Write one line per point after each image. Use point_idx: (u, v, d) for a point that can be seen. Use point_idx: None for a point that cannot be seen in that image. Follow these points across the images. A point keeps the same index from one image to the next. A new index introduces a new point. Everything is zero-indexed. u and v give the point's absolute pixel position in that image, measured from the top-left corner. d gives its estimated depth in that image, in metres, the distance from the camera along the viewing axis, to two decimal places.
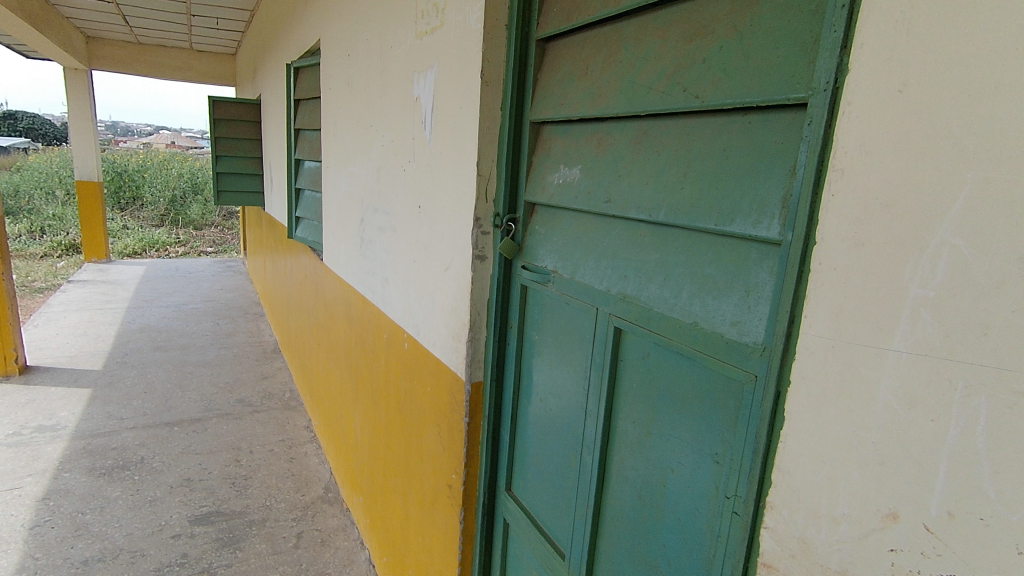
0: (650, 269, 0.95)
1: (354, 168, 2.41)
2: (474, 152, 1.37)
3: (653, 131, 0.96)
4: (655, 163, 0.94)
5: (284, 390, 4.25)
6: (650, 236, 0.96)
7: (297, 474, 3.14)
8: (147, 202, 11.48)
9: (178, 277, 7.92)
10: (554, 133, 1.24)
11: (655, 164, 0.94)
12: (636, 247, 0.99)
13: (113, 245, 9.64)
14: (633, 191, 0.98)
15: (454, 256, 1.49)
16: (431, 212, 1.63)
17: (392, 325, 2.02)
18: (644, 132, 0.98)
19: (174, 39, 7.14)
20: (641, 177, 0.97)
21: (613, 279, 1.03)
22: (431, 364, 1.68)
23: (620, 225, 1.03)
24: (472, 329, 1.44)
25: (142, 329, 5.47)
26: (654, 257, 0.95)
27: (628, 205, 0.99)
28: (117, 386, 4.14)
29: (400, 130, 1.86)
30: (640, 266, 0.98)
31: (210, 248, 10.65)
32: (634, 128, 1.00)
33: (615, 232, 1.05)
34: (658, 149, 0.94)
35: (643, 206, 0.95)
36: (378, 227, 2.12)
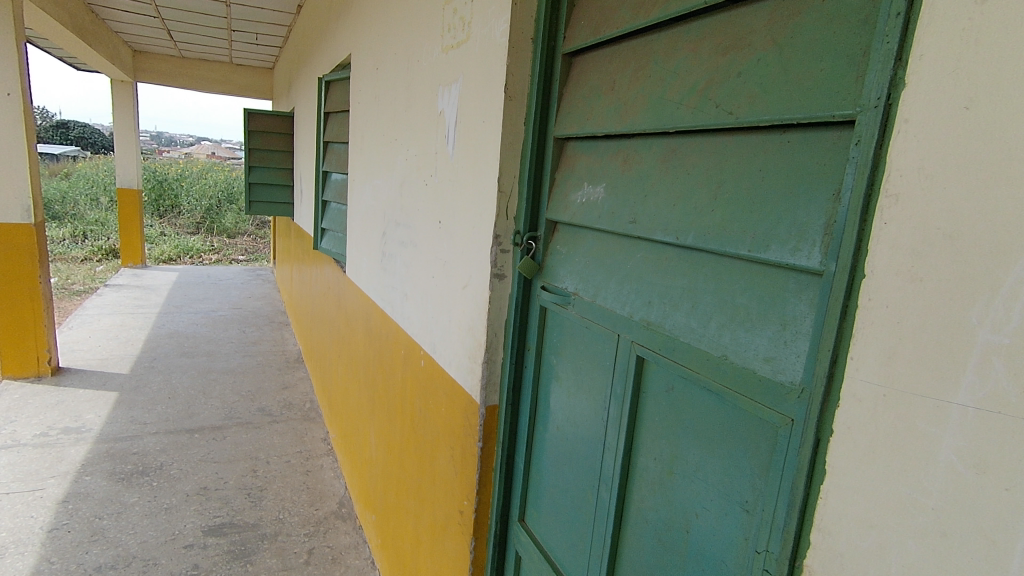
0: (677, 294, 0.89)
1: (378, 181, 2.40)
2: (495, 169, 1.33)
3: (680, 150, 0.91)
4: (682, 185, 0.89)
5: (305, 401, 4.25)
6: (676, 260, 0.90)
7: (312, 487, 3.11)
8: (184, 210, 11.84)
9: (209, 283, 8.10)
10: (578, 149, 1.19)
11: (682, 185, 0.89)
12: (661, 272, 0.93)
13: (150, 252, 9.94)
14: (659, 212, 0.93)
15: (472, 273, 1.45)
16: (451, 228, 1.59)
17: (409, 341, 1.99)
18: (673, 151, 0.92)
19: (216, 54, 7.36)
20: (668, 197, 0.91)
21: (635, 303, 0.98)
22: (446, 384, 1.64)
23: (644, 246, 0.98)
24: (489, 351, 1.38)
25: (171, 334, 5.58)
26: (680, 280, 0.89)
27: (655, 227, 0.93)
28: (143, 391, 4.20)
29: (424, 144, 1.84)
30: (664, 291, 0.92)
31: (242, 256, 10.90)
32: (662, 145, 0.95)
33: (638, 255, 0.99)
34: (687, 168, 0.89)
35: (670, 228, 0.90)
36: (399, 241, 2.09)
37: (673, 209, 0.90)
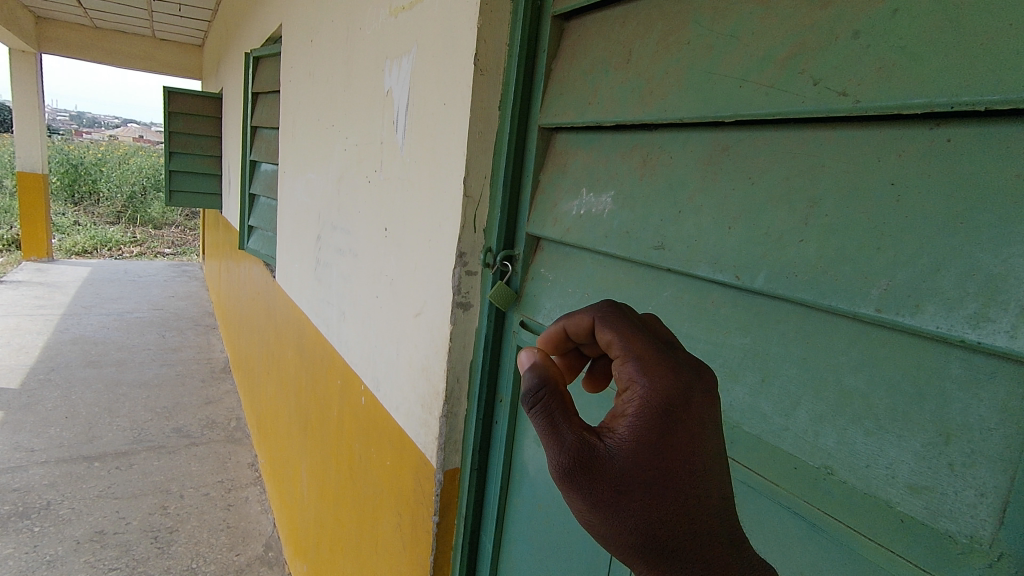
0: (735, 356, 0.62)
1: (312, 175, 2.03)
2: (460, 166, 1.01)
3: (737, 150, 0.63)
4: (743, 199, 0.62)
5: (231, 419, 3.78)
6: (731, 306, 0.63)
7: (234, 526, 2.71)
8: (104, 198, 10.79)
9: (127, 280, 7.32)
10: (573, 143, 0.90)
11: (743, 201, 0.62)
12: (705, 321, 0.66)
13: (61, 244, 8.95)
14: (705, 236, 0.65)
15: (426, 298, 1.13)
16: (400, 239, 1.26)
17: (346, 371, 1.65)
18: (725, 150, 0.65)
19: (135, 26, 6.60)
20: (719, 216, 0.64)
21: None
22: (392, 432, 1.32)
23: (677, 281, 0.70)
24: (448, 401, 1.07)
25: (76, 340, 4.92)
26: (739, 337, 0.61)
27: (699, 258, 0.65)
28: (34, 410, 3.61)
29: (366, 131, 1.50)
30: (711, 349, 0.64)
31: (169, 249, 10.01)
32: (706, 141, 0.68)
33: (665, 294, 0.71)
34: (751, 175, 0.61)
35: (725, 261, 0.62)
36: (336, 248, 1.74)
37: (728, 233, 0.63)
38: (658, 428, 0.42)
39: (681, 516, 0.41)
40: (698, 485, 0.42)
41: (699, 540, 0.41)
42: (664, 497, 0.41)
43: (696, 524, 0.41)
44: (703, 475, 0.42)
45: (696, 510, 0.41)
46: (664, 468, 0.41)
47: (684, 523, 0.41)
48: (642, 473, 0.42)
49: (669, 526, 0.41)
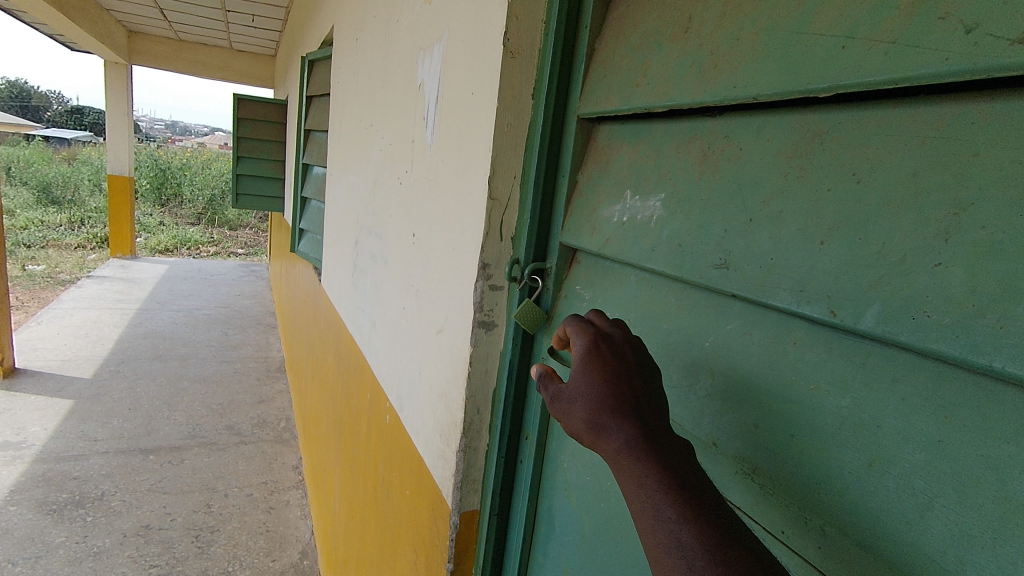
0: (826, 423, 0.45)
1: (353, 177, 1.95)
2: (486, 163, 0.87)
3: (833, 136, 0.47)
4: (842, 204, 0.45)
5: (281, 419, 3.81)
6: (821, 352, 0.46)
7: (273, 530, 2.68)
8: (186, 200, 11.45)
9: (199, 278, 7.67)
10: (616, 135, 0.75)
11: (842, 206, 0.45)
12: (784, 367, 0.49)
13: (146, 242, 9.54)
14: (786, 254, 0.49)
15: (448, 313, 1.00)
16: (426, 245, 1.14)
17: (375, 385, 1.55)
18: (816, 138, 0.48)
19: (214, 37, 6.93)
20: (807, 226, 0.48)
21: (729, 412, 0.54)
22: (412, 459, 1.19)
23: (745, 310, 0.54)
24: (466, 434, 0.93)
25: (147, 334, 5.15)
26: (833, 395, 0.45)
27: (777, 282, 0.49)
28: (101, 400, 3.76)
29: (400, 129, 1.40)
30: (791, 406, 0.48)
31: (242, 249, 10.46)
32: (790, 125, 0.51)
33: (729, 326, 0.55)
34: (853, 170, 0.45)
35: (815, 289, 0.46)
36: (370, 254, 1.64)
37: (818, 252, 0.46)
38: (605, 346, 0.53)
39: (627, 410, 0.47)
40: (637, 390, 0.50)
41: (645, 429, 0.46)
42: (610, 394, 0.49)
43: (642, 422, 0.47)
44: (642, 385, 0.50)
45: (639, 408, 0.48)
46: (608, 370, 0.50)
47: (632, 416, 0.47)
48: (591, 376, 0.50)
49: (618, 418, 0.47)
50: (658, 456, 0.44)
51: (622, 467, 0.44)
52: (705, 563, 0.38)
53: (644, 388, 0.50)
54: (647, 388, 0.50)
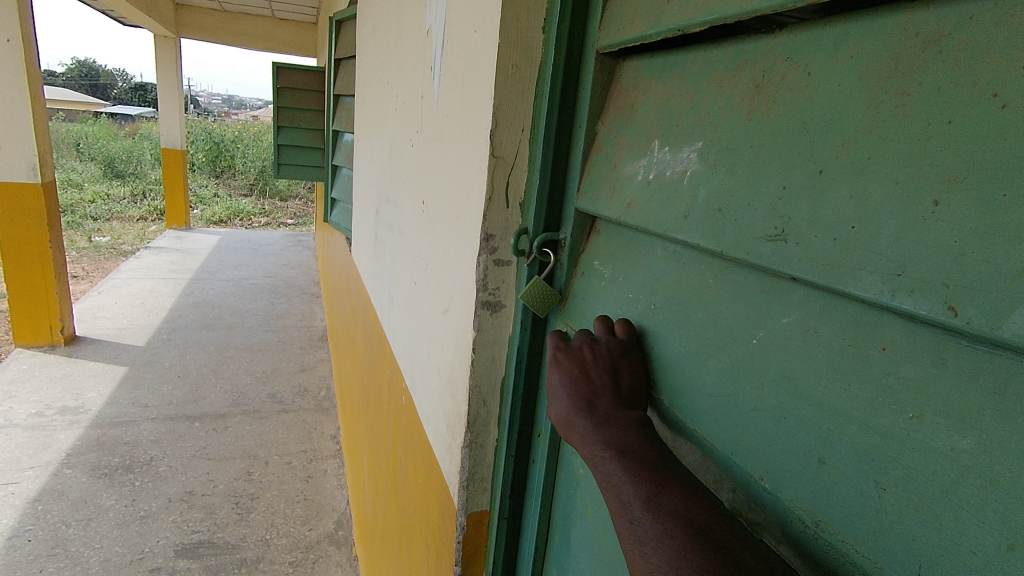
0: (935, 470, 0.31)
1: (374, 142, 1.84)
2: (488, 114, 0.73)
3: (959, 38, 0.31)
4: (971, 146, 0.30)
5: (321, 388, 3.84)
6: (930, 364, 0.32)
7: (310, 499, 2.70)
8: (238, 171, 11.70)
9: (249, 249, 7.85)
10: (645, 71, 0.59)
11: (972, 149, 0.30)
12: (870, 382, 0.35)
13: (201, 214, 9.84)
14: (873, 223, 0.34)
15: (454, 292, 0.87)
16: (434, 214, 1.01)
17: (393, 363, 1.46)
18: (929, 44, 0.33)
19: (257, 8, 6.82)
20: (911, 178, 0.32)
21: (783, 440, 0.40)
22: (424, 446, 1.10)
23: (810, 298, 0.39)
24: (471, 429, 0.81)
25: (198, 303, 5.30)
26: (947, 433, 0.30)
27: (859, 262, 0.34)
28: (153, 367, 3.90)
29: (412, 85, 1.26)
30: (877, 441, 0.34)
31: (291, 219, 10.64)
32: (886, 32, 0.35)
33: (787, 320, 0.41)
34: (994, 89, 0.29)
35: (920, 273, 0.31)
36: (388, 224, 1.53)
37: (927, 219, 0.31)
38: (568, 347, 0.58)
39: (583, 404, 0.52)
40: (595, 378, 0.54)
41: (600, 414, 0.51)
42: (570, 394, 0.54)
43: (596, 410, 0.51)
44: (601, 371, 0.54)
45: (594, 398, 0.52)
46: (567, 370, 0.55)
47: (589, 406, 0.52)
48: (557, 383, 0.56)
49: (577, 413, 0.52)
50: (605, 437, 0.48)
51: (585, 455, 0.49)
52: (642, 514, 0.41)
53: (603, 375, 0.54)
54: (608, 373, 0.54)
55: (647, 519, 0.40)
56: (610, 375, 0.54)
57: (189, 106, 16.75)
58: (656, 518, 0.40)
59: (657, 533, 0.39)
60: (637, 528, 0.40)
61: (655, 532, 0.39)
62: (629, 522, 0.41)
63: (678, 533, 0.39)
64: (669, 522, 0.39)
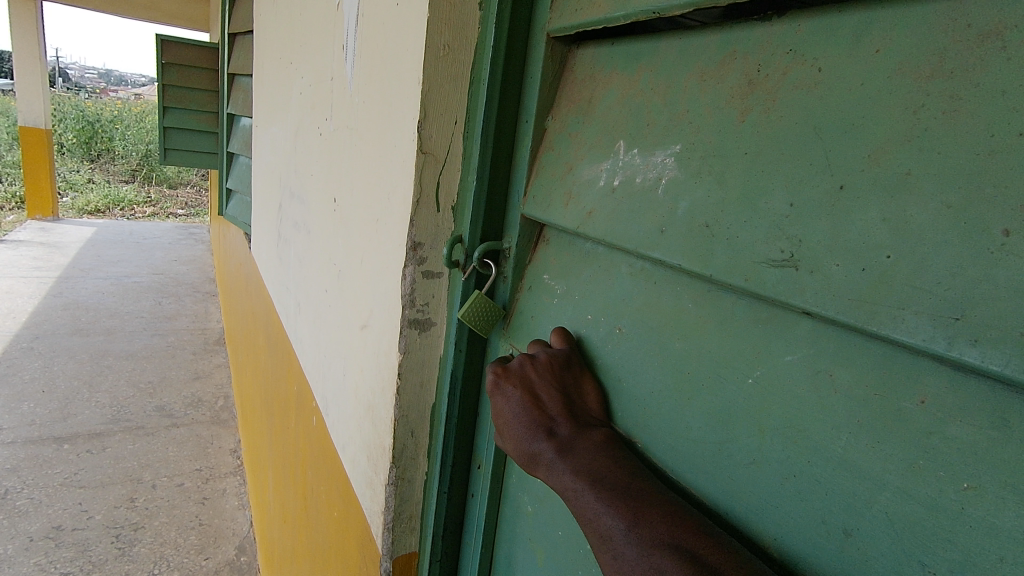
0: (1005, 562, 0.26)
1: (276, 129, 1.64)
2: (416, 100, 0.62)
3: None
4: None
5: (219, 397, 3.49)
6: (990, 427, 0.26)
7: (206, 524, 2.44)
8: (118, 155, 10.48)
9: (131, 242, 7.04)
10: (605, 58, 0.51)
11: None
12: (908, 443, 0.29)
13: (73, 202, 8.71)
14: (915, 252, 0.28)
15: (374, 306, 0.76)
16: (349, 215, 0.88)
17: (302, 376, 1.31)
18: (987, 40, 0.27)
19: None
20: (968, 200, 0.27)
21: (798, 504, 0.34)
22: (339, 474, 0.97)
23: (822, 335, 0.33)
24: (397, 465, 0.70)
25: (68, 306, 4.65)
26: (1017, 514, 0.25)
27: (898, 298, 0.29)
28: (11, 382, 3.36)
29: (321, 65, 1.11)
30: (922, 516, 0.28)
31: (182, 208, 9.69)
32: (923, 23, 0.30)
33: (791, 359, 0.35)
34: None
35: (987, 316, 0.26)
36: (294, 222, 1.36)
37: (996, 252, 0.26)
38: (507, 366, 0.51)
39: (540, 430, 0.46)
40: (542, 396, 0.47)
41: (562, 438, 0.45)
42: (522, 422, 0.47)
43: (555, 435, 0.45)
44: (548, 386, 0.48)
45: (550, 421, 0.46)
46: (514, 395, 0.49)
47: (547, 432, 0.45)
48: (505, 412, 0.49)
49: (534, 441, 0.45)
50: (573, 463, 0.42)
51: (552, 486, 0.43)
52: (629, 545, 0.36)
53: (550, 390, 0.47)
54: (555, 386, 0.48)
55: (631, 552, 0.35)
56: (557, 387, 0.48)
57: (55, 79, 14.72)
58: (641, 551, 0.35)
59: (647, 571, 0.34)
60: (622, 565, 0.35)
61: (642, 568, 0.35)
62: (613, 557, 0.36)
63: (667, 564, 0.34)
64: (656, 554, 0.34)
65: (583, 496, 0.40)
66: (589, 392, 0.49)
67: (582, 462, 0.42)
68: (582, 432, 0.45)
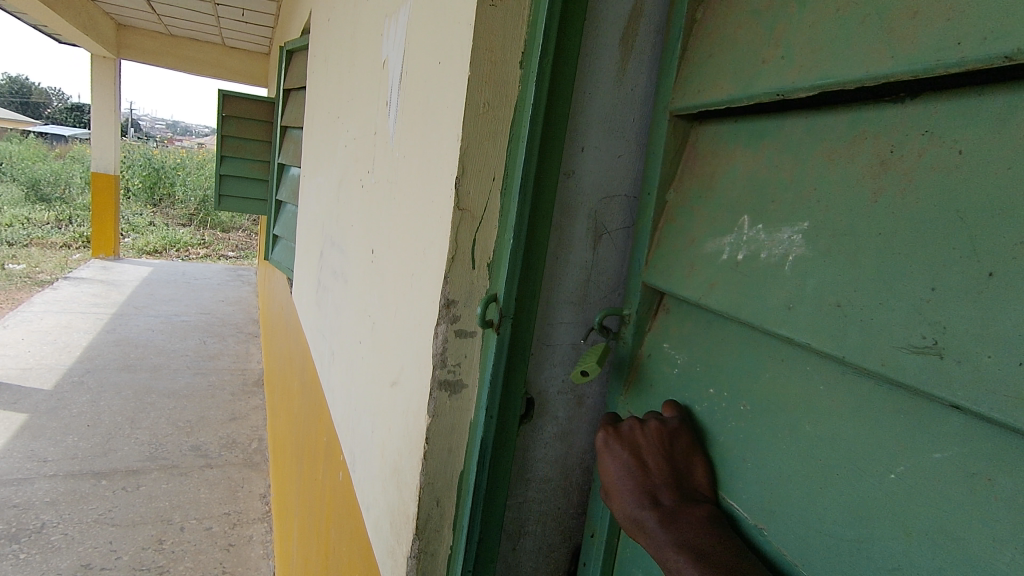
0: None
1: (320, 179, 1.69)
2: (452, 158, 0.61)
3: None
4: None
5: (252, 439, 3.51)
6: None
7: (230, 571, 2.40)
8: (179, 200, 11.08)
9: (182, 282, 7.33)
10: (727, 136, 0.55)
11: None
12: None
13: (134, 243, 9.21)
14: None
15: (404, 362, 0.74)
16: (383, 268, 0.88)
17: (331, 429, 1.30)
18: None
19: (209, 39, 6.30)
20: None
21: None
22: (361, 538, 0.93)
23: (974, 427, 0.34)
24: (421, 535, 0.66)
25: (119, 342, 4.83)
26: None
27: None
28: (59, 416, 3.47)
29: (364, 120, 1.14)
30: None
31: (233, 251, 10.09)
32: None
33: (940, 454, 0.36)
34: None
35: None
36: (332, 271, 1.38)
37: None
38: (617, 428, 0.56)
39: (644, 498, 0.50)
40: (649, 462, 0.52)
41: (666, 508, 0.48)
42: (628, 485, 0.51)
43: (659, 503, 0.49)
44: (655, 453, 0.52)
45: (654, 489, 0.50)
46: (622, 458, 0.53)
47: (651, 500, 0.49)
48: (610, 471, 0.53)
49: (639, 505, 0.49)
50: (677, 535, 0.46)
51: (652, 551, 0.47)
52: None
53: (657, 457, 0.52)
54: (661, 454, 0.52)
55: None
56: (663, 456, 0.52)
57: (129, 130, 15.87)
58: None
59: None
60: None
61: None
62: None
63: None
64: None
65: (686, 567, 0.44)
66: (698, 469, 0.52)
67: (686, 537, 0.46)
68: (687, 507, 0.49)
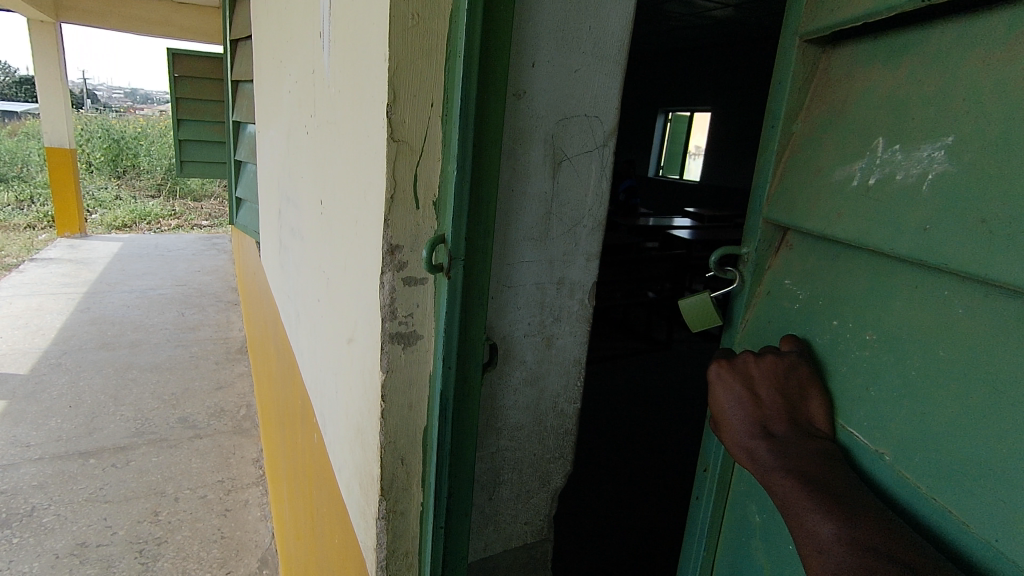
0: None
1: (272, 133, 1.58)
2: (381, 84, 0.54)
3: None
4: None
5: (241, 406, 3.49)
6: None
7: (228, 537, 2.41)
8: (144, 170, 10.66)
9: (155, 255, 7.14)
10: (865, 59, 0.59)
11: None
12: None
13: (102, 219, 8.92)
14: None
15: (357, 318, 0.68)
16: (333, 218, 0.81)
17: (303, 393, 1.25)
18: None
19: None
20: None
21: None
22: (338, 502, 0.91)
23: None
24: (387, 497, 0.62)
25: (95, 321, 4.72)
26: None
27: None
28: (39, 399, 3.41)
29: (304, 60, 1.03)
30: None
31: (207, 220, 9.81)
32: None
33: None
34: None
35: None
36: (290, 229, 1.30)
37: None
38: (731, 361, 0.62)
39: (758, 428, 0.57)
40: (763, 394, 0.58)
41: (778, 436, 0.56)
42: (741, 414, 0.58)
43: (771, 433, 0.56)
44: (770, 386, 0.59)
45: (765, 420, 0.57)
46: (735, 389, 0.60)
47: (763, 430, 0.56)
48: (723, 401, 0.60)
49: (753, 432, 0.57)
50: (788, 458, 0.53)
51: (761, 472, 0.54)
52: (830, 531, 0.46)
53: (770, 389, 0.58)
54: (775, 388, 0.59)
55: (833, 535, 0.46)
56: (778, 391, 0.59)
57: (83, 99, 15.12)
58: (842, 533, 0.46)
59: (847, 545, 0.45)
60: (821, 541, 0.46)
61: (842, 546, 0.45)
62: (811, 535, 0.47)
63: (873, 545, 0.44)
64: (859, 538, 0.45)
65: (792, 484, 0.51)
66: (814, 405, 0.60)
67: (796, 461, 0.53)
68: (800, 438, 0.56)
